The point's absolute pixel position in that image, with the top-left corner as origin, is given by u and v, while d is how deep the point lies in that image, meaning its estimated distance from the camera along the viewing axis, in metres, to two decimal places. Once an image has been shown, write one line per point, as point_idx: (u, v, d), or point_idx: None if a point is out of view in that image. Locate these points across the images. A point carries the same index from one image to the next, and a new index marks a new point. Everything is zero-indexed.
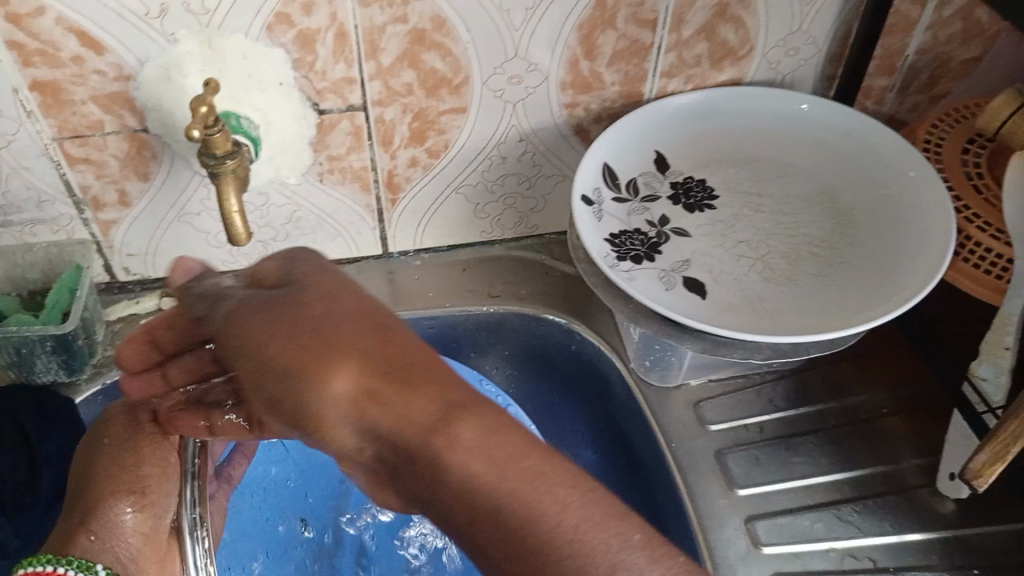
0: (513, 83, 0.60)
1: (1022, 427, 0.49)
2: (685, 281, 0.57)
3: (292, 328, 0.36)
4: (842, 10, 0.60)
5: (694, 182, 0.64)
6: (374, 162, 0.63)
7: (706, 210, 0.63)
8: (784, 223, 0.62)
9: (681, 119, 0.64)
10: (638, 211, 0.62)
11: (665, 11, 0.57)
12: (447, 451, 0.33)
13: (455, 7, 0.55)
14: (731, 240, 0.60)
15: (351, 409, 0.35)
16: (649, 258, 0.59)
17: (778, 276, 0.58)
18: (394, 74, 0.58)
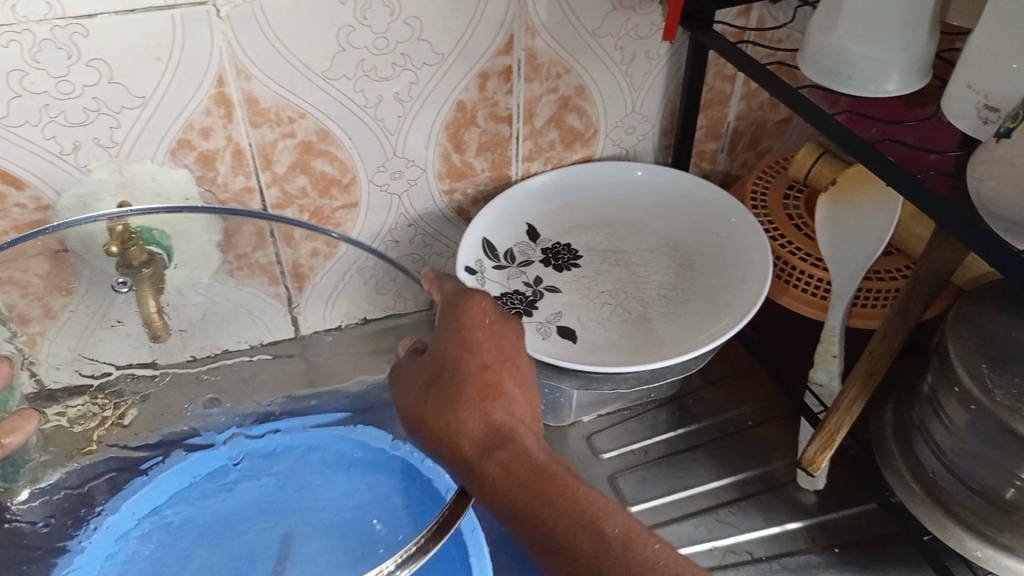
0: (396, 178, 0.70)
1: (842, 421, 0.62)
2: (561, 330, 0.67)
3: (412, 390, 0.52)
4: (664, 95, 0.73)
5: (561, 246, 0.74)
6: (278, 256, 0.71)
7: (574, 268, 0.73)
8: (638, 272, 0.72)
9: (539, 193, 0.75)
10: (514, 275, 0.72)
11: (517, 108, 0.69)
12: (490, 462, 0.47)
13: (337, 121, 0.64)
14: (598, 292, 0.71)
15: (441, 434, 0.49)
16: (528, 314, 0.69)
17: (634, 317, 0.68)
18: (289, 180, 0.66)
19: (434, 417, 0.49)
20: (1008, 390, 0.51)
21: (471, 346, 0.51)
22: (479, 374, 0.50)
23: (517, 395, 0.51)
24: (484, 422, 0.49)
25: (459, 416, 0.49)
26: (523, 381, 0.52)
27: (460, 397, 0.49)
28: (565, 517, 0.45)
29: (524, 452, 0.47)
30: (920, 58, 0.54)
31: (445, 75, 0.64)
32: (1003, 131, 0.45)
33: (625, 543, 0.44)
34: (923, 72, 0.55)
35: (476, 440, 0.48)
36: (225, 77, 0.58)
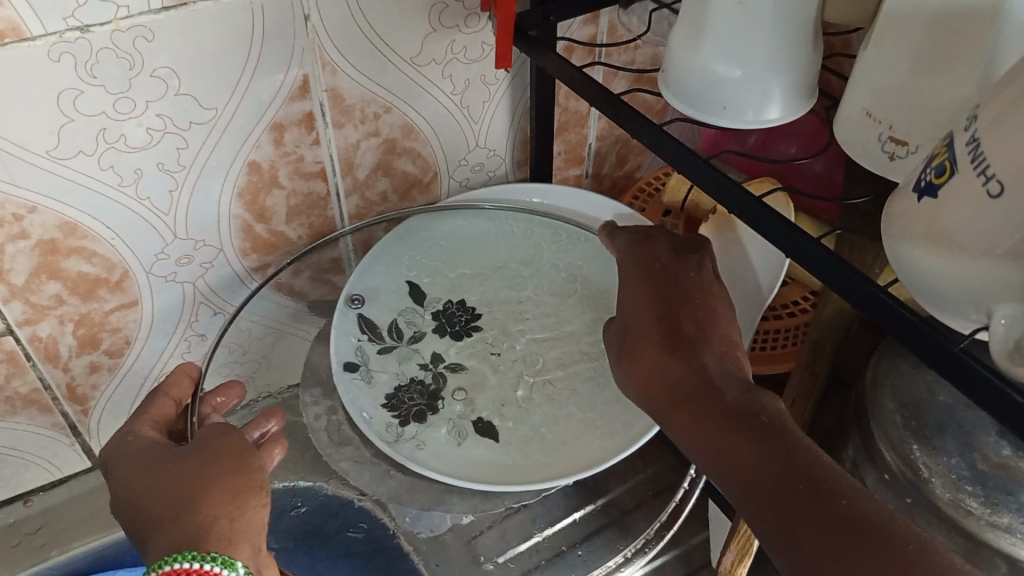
0: (184, 263, 0.55)
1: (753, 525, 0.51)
2: (476, 427, 0.53)
3: (634, 343, 0.45)
4: (510, 121, 0.62)
5: (455, 306, 0.59)
6: (45, 379, 0.54)
7: (475, 333, 0.58)
8: (548, 328, 0.58)
9: (412, 243, 0.61)
10: (407, 355, 0.56)
11: (330, 160, 0.55)
12: (676, 408, 0.41)
13: (85, 209, 0.48)
14: (505, 360, 0.57)
15: (629, 381, 0.45)
16: (431, 411, 0.54)
17: (556, 392, 0.55)
18: (34, 289, 0.50)
19: (629, 367, 0.45)
20: (945, 477, 0.44)
21: (684, 300, 0.45)
22: (685, 308, 0.44)
23: (703, 330, 0.43)
24: (683, 367, 0.42)
25: (651, 368, 0.43)
26: (712, 310, 0.45)
27: (657, 334, 0.44)
28: (768, 465, 0.36)
29: (719, 387, 0.40)
30: (803, 76, 0.44)
31: (225, 133, 0.50)
32: (923, 184, 0.35)
33: (852, 520, 0.33)
34: (807, 90, 0.45)
35: (671, 379, 0.42)
36: None
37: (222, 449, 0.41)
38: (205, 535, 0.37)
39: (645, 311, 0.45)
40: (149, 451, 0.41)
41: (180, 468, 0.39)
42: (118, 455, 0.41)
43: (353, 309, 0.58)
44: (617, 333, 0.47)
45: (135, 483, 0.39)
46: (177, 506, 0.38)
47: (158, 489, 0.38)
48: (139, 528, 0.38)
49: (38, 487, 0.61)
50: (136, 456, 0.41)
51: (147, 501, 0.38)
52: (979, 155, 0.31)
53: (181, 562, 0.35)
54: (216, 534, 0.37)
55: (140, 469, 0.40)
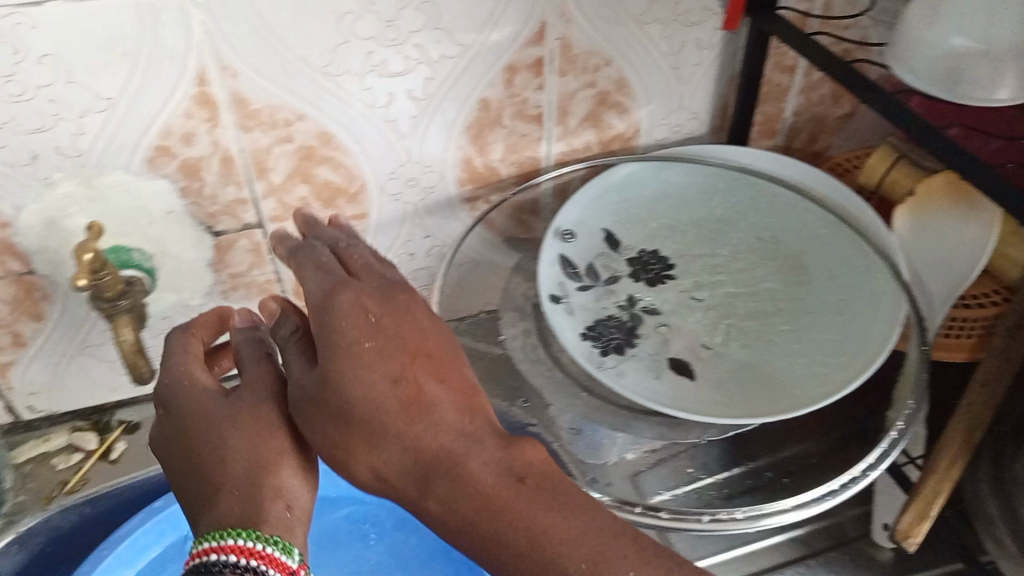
0: (410, 185, 0.61)
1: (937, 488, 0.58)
2: (672, 364, 0.56)
3: (334, 418, 0.38)
4: (715, 88, 0.64)
5: (648, 255, 0.62)
6: (279, 273, 0.63)
7: (667, 282, 0.61)
8: (743, 282, 0.60)
9: (622, 189, 0.64)
10: (604, 296, 0.60)
11: (549, 105, 0.60)
12: (426, 487, 0.37)
13: (341, 124, 0.55)
14: (702, 307, 0.59)
15: (372, 474, 0.38)
16: (630, 345, 0.58)
17: (754, 338, 0.57)
18: (288, 190, 0.57)
19: (361, 466, 0.38)
20: None
21: (423, 350, 0.40)
22: (416, 360, 0.40)
23: (441, 390, 0.39)
24: (406, 452, 0.37)
25: (395, 450, 0.37)
26: (444, 359, 0.41)
27: (401, 413, 0.38)
28: (583, 540, 0.35)
29: (475, 453, 0.37)
30: None
31: (466, 68, 0.55)
32: None
33: None
34: None
35: (405, 454, 0.37)
36: (208, 74, 0.50)
37: (262, 415, 0.42)
38: (263, 520, 0.38)
39: (376, 368, 0.38)
40: (208, 402, 0.42)
41: (237, 442, 0.40)
42: (177, 396, 0.43)
43: (558, 246, 0.62)
44: (319, 392, 0.39)
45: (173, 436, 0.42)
46: (251, 480, 0.39)
47: (213, 446, 0.40)
48: (199, 498, 0.39)
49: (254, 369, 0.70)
50: (201, 398, 0.43)
51: (195, 451, 0.41)
52: None
53: (234, 539, 0.37)
54: (274, 521, 0.38)
55: (194, 433, 0.41)
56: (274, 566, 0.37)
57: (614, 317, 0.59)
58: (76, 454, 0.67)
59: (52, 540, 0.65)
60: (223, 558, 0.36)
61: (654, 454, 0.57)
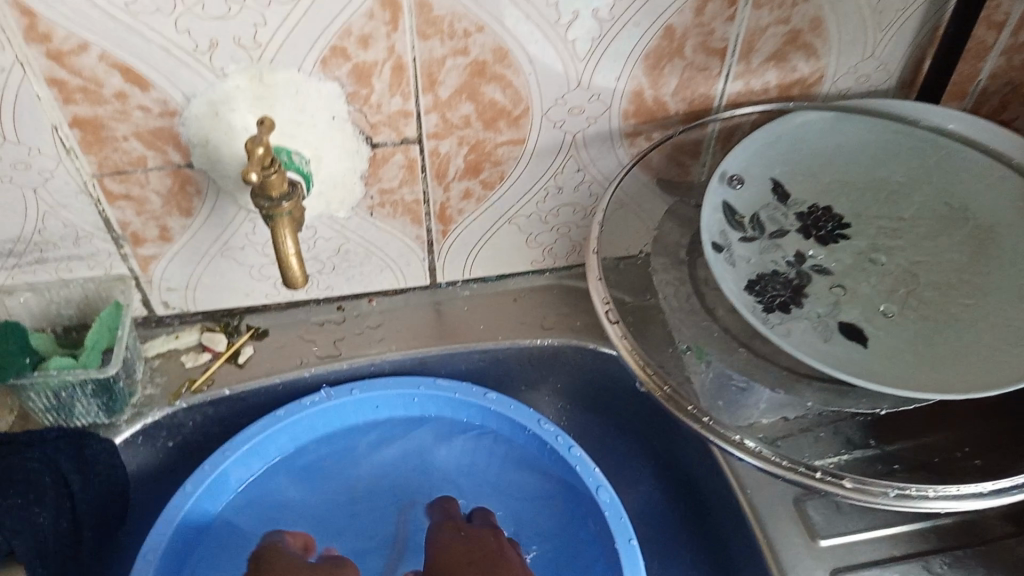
0: (574, 113, 0.57)
1: None
2: (843, 329, 0.53)
3: None
4: (916, 38, 0.58)
5: (821, 211, 0.59)
6: (427, 194, 0.60)
7: (841, 242, 0.58)
8: (921, 251, 0.57)
9: (796, 138, 0.60)
10: (770, 250, 0.57)
11: (736, 41, 0.55)
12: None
13: (519, 40, 0.52)
14: (877, 272, 0.56)
15: None
16: (796, 305, 0.54)
17: (932, 311, 0.53)
18: (452, 107, 0.55)
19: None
20: None
21: None
22: None
23: None
24: None
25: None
26: None
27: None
28: None
29: None
30: None
31: None
32: None
33: None
34: None
35: None
36: None
37: None
38: None
39: None
40: None
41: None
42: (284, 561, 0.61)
43: (722, 193, 0.58)
44: None
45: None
46: None
47: None
48: None
49: (383, 291, 0.69)
50: None
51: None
52: None
53: None
54: None
55: None
56: None
57: (780, 273, 0.56)
58: (203, 355, 0.67)
59: (176, 436, 0.66)
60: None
61: (792, 424, 0.52)
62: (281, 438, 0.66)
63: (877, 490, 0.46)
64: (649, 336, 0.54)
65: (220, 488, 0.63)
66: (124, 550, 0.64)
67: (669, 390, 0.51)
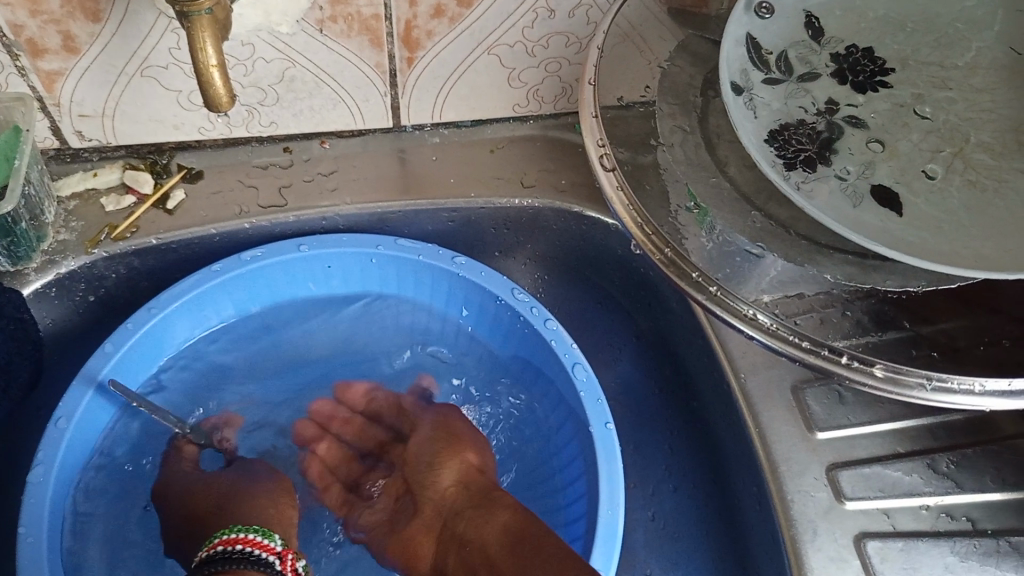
0: None
1: None
2: (876, 193, 0.43)
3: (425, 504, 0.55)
4: None
5: (859, 53, 0.48)
6: (389, 9, 0.49)
7: (880, 90, 0.47)
8: (978, 103, 0.46)
9: None
10: (795, 95, 0.46)
11: None
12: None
13: None
14: (921, 129, 0.45)
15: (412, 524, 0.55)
16: (823, 162, 0.44)
17: (985, 177, 0.44)
18: None
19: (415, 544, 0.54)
20: None
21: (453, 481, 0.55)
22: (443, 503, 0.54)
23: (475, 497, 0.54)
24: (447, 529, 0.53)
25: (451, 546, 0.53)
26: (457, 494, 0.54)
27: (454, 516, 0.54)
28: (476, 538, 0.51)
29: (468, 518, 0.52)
30: None
31: None
32: None
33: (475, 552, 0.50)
34: None
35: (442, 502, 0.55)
36: None
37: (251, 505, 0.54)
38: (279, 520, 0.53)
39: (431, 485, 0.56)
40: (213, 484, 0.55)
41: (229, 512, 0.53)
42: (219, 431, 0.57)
43: (747, 21, 0.47)
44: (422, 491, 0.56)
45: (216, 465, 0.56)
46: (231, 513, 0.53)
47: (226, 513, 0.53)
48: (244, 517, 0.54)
49: (337, 132, 0.59)
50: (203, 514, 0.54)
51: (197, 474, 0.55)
52: None
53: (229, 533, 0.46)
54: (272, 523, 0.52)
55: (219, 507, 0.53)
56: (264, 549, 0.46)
57: (805, 124, 0.45)
58: (127, 197, 0.56)
59: (97, 290, 0.57)
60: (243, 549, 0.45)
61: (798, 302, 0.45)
62: (216, 298, 0.56)
63: (913, 381, 0.38)
64: (652, 193, 0.46)
65: (148, 348, 0.55)
66: (35, 415, 0.56)
67: (670, 253, 0.42)
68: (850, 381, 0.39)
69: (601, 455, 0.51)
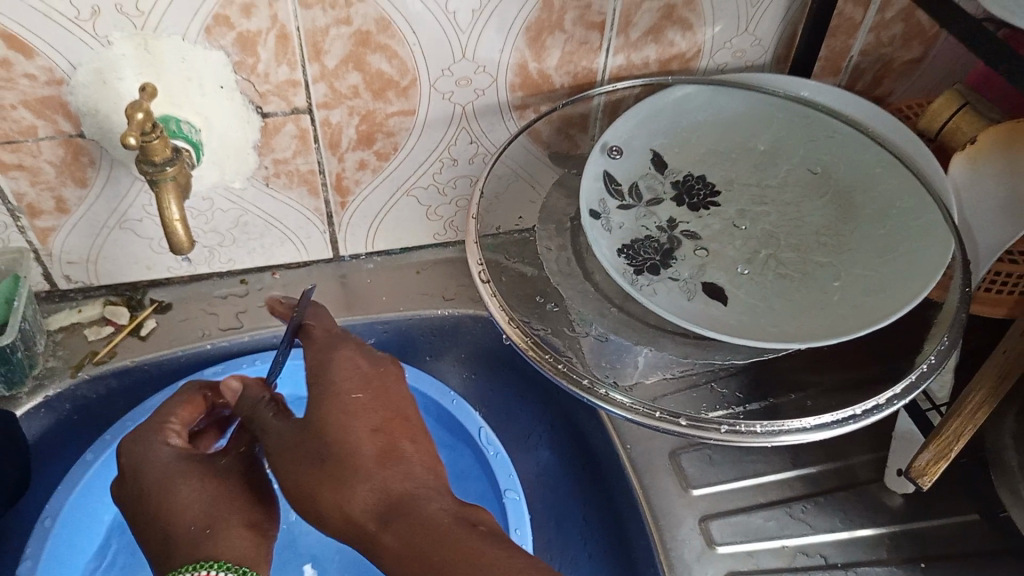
0: (461, 85, 0.59)
1: (964, 427, 0.50)
2: (707, 288, 0.54)
3: (297, 453, 0.45)
4: (786, 13, 0.61)
5: (695, 179, 0.61)
6: (321, 164, 0.62)
7: (711, 208, 0.59)
8: (788, 213, 0.59)
9: (675, 113, 0.63)
10: (644, 217, 0.58)
11: (613, 15, 0.58)
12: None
13: (399, 9, 0.54)
14: (741, 235, 0.58)
15: (352, 513, 0.43)
16: (665, 267, 0.56)
17: (791, 269, 0.55)
18: (340, 76, 0.56)
19: (333, 512, 0.43)
20: None
21: (338, 455, 0.44)
22: (321, 473, 0.44)
23: (413, 452, 0.46)
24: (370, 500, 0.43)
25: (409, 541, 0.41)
26: (355, 479, 0.44)
27: (376, 472, 0.44)
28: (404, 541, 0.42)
29: (339, 497, 0.43)
30: None
31: None
32: None
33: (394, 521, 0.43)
34: None
35: (347, 476, 0.44)
36: None
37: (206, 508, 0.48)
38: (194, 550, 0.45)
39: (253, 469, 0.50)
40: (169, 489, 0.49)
41: (257, 512, 0.49)
42: (138, 455, 0.50)
43: (603, 162, 0.60)
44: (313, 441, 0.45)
45: (156, 482, 0.48)
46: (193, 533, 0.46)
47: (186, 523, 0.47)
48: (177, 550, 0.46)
49: (286, 264, 0.70)
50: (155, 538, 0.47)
51: (171, 499, 0.47)
52: None
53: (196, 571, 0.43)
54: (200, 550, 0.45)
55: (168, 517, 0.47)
56: None
57: (652, 238, 0.57)
58: (106, 328, 0.67)
59: (79, 409, 0.66)
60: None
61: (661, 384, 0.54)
62: None
63: (710, 425, 0.47)
64: (524, 295, 0.56)
65: None
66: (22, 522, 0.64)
67: (532, 339, 0.52)
68: (660, 427, 0.47)
69: (513, 519, 0.59)
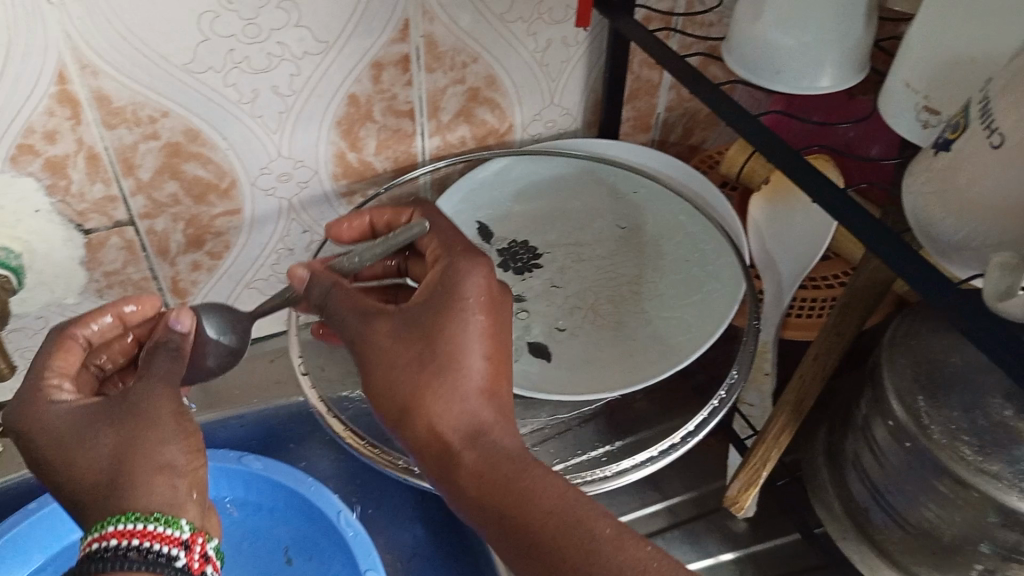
0: (283, 181, 0.62)
1: (767, 453, 0.59)
2: (532, 347, 0.57)
3: (394, 351, 0.44)
4: (585, 83, 0.66)
5: (519, 246, 0.64)
6: (154, 271, 0.63)
7: (535, 270, 0.62)
8: (604, 268, 0.62)
9: (491, 185, 0.66)
10: None
11: (419, 101, 0.61)
12: (522, 548, 0.38)
13: (206, 119, 0.56)
14: (563, 294, 0.61)
15: (461, 424, 0.42)
16: None
17: (608, 321, 0.59)
18: (157, 187, 0.58)
19: (422, 420, 0.43)
20: (944, 425, 0.46)
21: (453, 363, 0.43)
22: (436, 369, 0.43)
23: (504, 400, 0.44)
24: (467, 416, 0.42)
25: (494, 466, 0.41)
26: (461, 384, 0.43)
27: (473, 394, 0.43)
28: (488, 476, 0.41)
29: (456, 406, 0.42)
30: (856, 51, 0.48)
31: (331, 65, 0.56)
32: (941, 140, 0.40)
33: (496, 462, 0.41)
34: (858, 64, 0.49)
35: (441, 389, 0.42)
36: (67, 73, 0.50)
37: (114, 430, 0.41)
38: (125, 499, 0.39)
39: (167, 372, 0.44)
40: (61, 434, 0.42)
41: (168, 431, 0.42)
42: (30, 419, 0.43)
43: None
44: (398, 347, 0.44)
45: (44, 440, 0.42)
46: (110, 475, 0.40)
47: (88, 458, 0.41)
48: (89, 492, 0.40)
49: None
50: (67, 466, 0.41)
51: (72, 466, 0.41)
52: (988, 116, 0.36)
53: (123, 523, 0.38)
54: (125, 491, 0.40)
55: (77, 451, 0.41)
56: (166, 543, 0.38)
57: None
58: None
59: None
60: (106, 543, 0.37)
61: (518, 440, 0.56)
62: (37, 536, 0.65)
63: None
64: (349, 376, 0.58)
65: None
66: None
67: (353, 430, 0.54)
68: None
69: None
